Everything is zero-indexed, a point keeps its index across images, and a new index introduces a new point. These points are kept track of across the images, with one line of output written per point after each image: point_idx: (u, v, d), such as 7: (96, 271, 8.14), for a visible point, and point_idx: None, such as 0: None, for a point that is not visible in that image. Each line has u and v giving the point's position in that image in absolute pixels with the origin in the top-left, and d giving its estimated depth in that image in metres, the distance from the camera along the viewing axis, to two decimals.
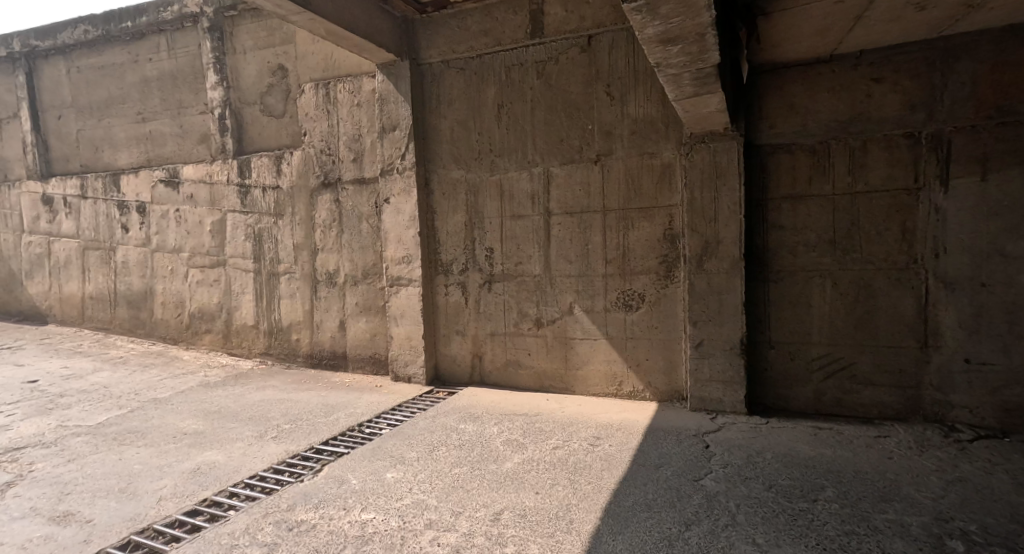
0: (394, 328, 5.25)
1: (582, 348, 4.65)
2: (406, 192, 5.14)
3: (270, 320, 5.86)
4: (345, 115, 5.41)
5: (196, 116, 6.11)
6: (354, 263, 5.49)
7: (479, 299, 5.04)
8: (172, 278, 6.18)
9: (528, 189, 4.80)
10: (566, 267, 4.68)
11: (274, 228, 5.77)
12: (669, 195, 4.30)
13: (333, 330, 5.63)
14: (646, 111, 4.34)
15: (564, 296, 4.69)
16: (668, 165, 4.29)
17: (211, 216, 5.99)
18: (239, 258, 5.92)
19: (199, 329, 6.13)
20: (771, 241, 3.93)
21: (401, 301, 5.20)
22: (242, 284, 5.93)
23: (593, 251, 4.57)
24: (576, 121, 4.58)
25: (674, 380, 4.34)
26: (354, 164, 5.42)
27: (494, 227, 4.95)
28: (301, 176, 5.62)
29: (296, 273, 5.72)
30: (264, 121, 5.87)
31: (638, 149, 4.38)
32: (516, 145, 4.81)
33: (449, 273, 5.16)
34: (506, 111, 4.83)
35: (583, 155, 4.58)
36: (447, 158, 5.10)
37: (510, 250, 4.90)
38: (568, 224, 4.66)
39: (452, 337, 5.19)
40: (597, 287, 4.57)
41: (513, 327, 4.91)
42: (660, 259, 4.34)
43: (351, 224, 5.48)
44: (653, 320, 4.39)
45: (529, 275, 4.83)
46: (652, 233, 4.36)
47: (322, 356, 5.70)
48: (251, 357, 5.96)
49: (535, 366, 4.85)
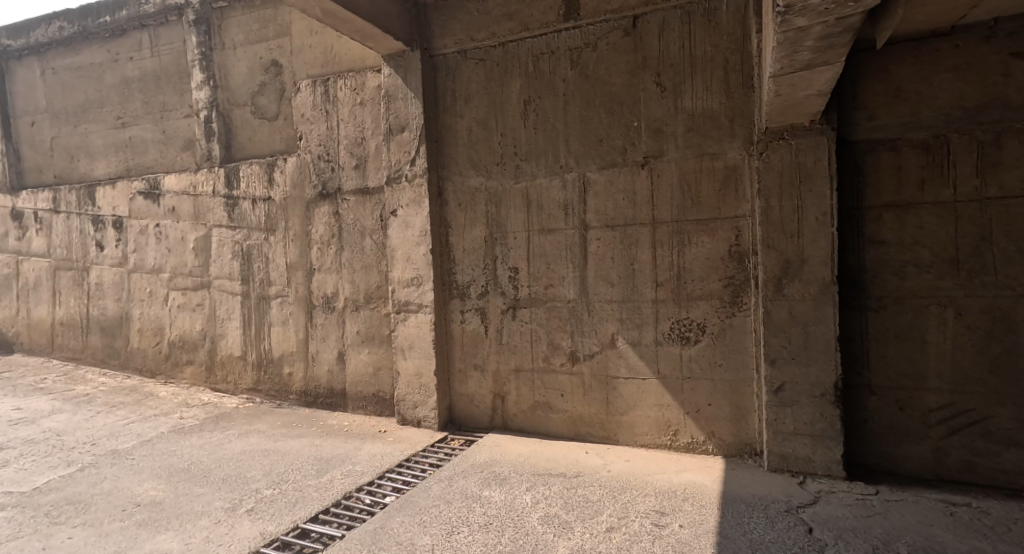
0: (401, 362, 4.50)
1: (627, 390, 3.89)
2: (416, 203, 4.43)
3: (259, 351, 5.12)
4: (346, 116, 4.73)
5: (180, 119, 5.43)
6: (355, 285, 4.77)
7: (502, 329, 4.29)
8: (150, 303, 5.47)
9: (561, 199, 4.07)
10: (607, 291, 3.94)
11: (265, 245, 5.07)
12: (734, 205, 3.57)
13: (330, 363, 4.89)
14: (705, 103, 3.61)
15: (605, 326, 3.95)
16: (733, 168, 3.56)
17: (195, 232, 5.29)
18: (226, 279, 5.21)
19: (179, 361, 5.39)
20: (871, 261, 3.15)
21: (409, 331, 4.46)
22: (228, 310, 5.21)
23: (640, 272, 3.84)
24: (619, 118, 3.87)
25: (744, 430, 3.56)
26: (356, 172, 4.72)
27: (519, 244, 4.21)
28: (296, 186, 4.93)
29: (289, 297, 5.00)
30: (255, 124, 5.19)
31: (696, 150, 3.65)
32: (546, 148, 4.10)
33: (466, 298, 4.42)
34: (534, 107, 4.12)
35: (627, 158, 3.86)
36: (463, 164, 4.39)
37: (539, 271, 4.15)
38: (609, 240, 3.92)
39: (468, 373, 4.42)
40: (645, 315, 3.83)
41: (542, 362, 4.15)
42: (724, 282, 3.61)
43: (352, 240, 4.77)
44: (716, 356, 3.63)
45: (561, 300, 4.09)
46: (714, 250, 3.62)
47: (317, 393, 4.95)
48: (237, 394, 5.21)
49: (568, 410, 4.07)
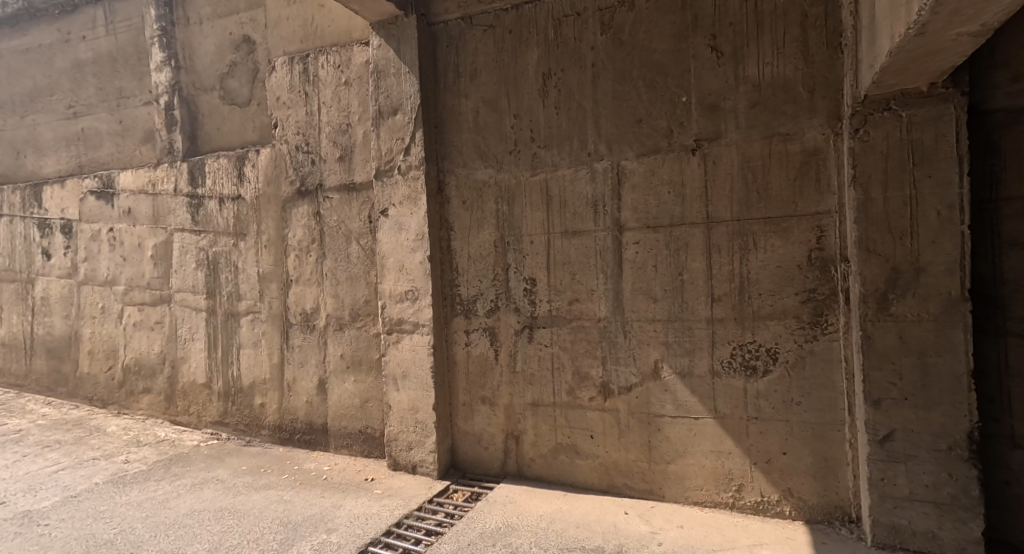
0: (393, 394, 3.74)
1: (675, 432, 3.11)
2: (411, 201, 3.68)
3: (227, 378, 4.35)
4: (328, 98, 3.99)
5: (139, 107, 4.68)
6: (338, 299, 4.01)
7: (516, 353, 3.54)
8: (103, 320, 4.70)
9: (589, 194, 3.33)
10: (648, 307, 3.19)
11: (234, 252, 4.31)
12: (815, 198, 2.78)
13: (309, 393, 4.11)
14: (774, 69, 2.85)
15: (646, 351, 3.20)
16: (813, 151, 2.78)
17: (153, 237, 4.53)
18: (188, 292, 4.44)
19: (134, 389, 4.61)
20: (1013, 270, 2.37)
21: (404, 356, 3.71)
22: (191, 328, 4.44)
23: (691, 285, 3.08)
24: (662, 93, 3.13)
25: (833, 489, 2.76)
26: (340, 165, 3.99)
27: (537, 250, 3.46)
28: (271, 182, 4.20)
29: (262, 314, 4.24)
30: (225, 111, 4.44)
31: (763, 129, 2.88)
32: (570, 131, 3.37)
33: (471, 315, 3.66)
34: (555, 82, 3.38)
35: (673, 142, 3.11)
36: (468, 153, 3.65)
37: (562, 282, 3.40)
38: (649, 245, 3.18)
39: (475, 407, 3.65)
40: (697, 339, 3.07)
41: (566, 394, 3.40)
42: (801, 298, 2.82)
43: (335, 246, 4.01)
44: (792, 392, 2.84)
45: (589, 319, 3.34)
46: (789, 256, 2.85)
47: (294, 429, 4.17)
48: (199, 428, 4.41)
49: (599, 455, 3.31)
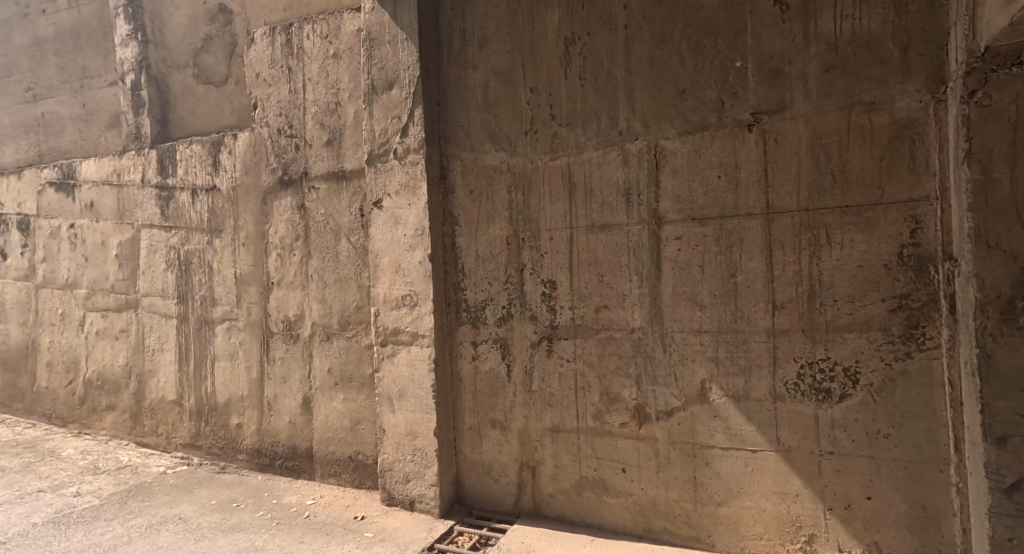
0: (388, 417, 3.22)
1: (727, 468, 2.58)
2: (409, 190, 3.16)
3: (199, 395, 3.82)
4: (314, 73, 3.47)
5: (104, 88, 4.16)
6: (325, 305, 3.48)
7: (532, 369, 3.02)
8: (63, 328, 4.19)
9: (620, 181, 2.81)
10: (693, 316, 2.66)
11: (208, 251, 3.79)
12: (908, 181, 2.24)
13: (292, 413, 3.58)
14: (856, 23, 2.30)
15: (690, 368, 2.67)
16: (905, 123, 2.23)
17: (118, 234, 4.00)
18: (157, 296, 3.92)
19: (97, 406, 4.08)
20: None
21: (400, 371, 3.18)
22: (160, 337, 3.91)
23: (746, 289, 2.55)
24: (711, 57, 2.60)
25: (933, 545, 2.21)
26: (328, 150, 3.46)
27: (558, 248, 2.95)
28: (249, 171, 3.67)
29: (239, 321, 3.71)
30: (199, 92, 3.91)
31: (840, 98, 2.34)
32: (598, 107, 2.85)
33: (479, 324, 3.14)
34: (580, 49, 2.87)
35: (723, 116, 2.58)
36: (477, 135, 3.13)
37: (588, 286, 2.88)
38: (694, 241, 2.65)
39: (483, 431, 3.13)
40: (755, 355, 2.53)
41: (592, 419, 2.88)
42: (890, 306, 2.27)
43: (322, 243, 3.48)
44: (877, 422, 2.29)
45: (620, 329, 2.82)
46: (873, 253, 2.30)
47: (274, 454, 3.63)
48: (169, 452, 3.88)
49: (632, 493, 2.79)
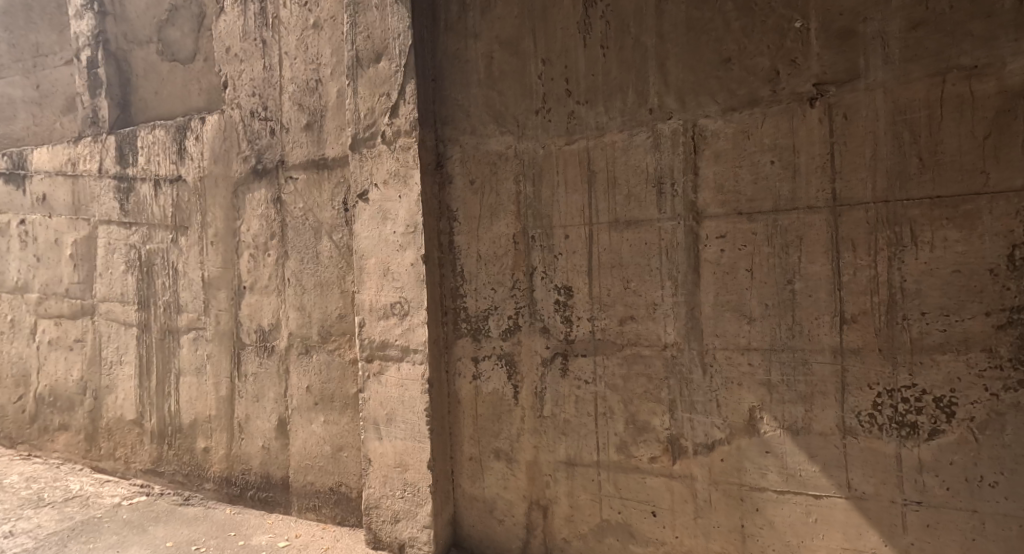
0: (374, 444, 2.76)
1: (782, 517, 2.12)
2: (399, 180, 2.70)
3: (161, 414, 3.36)
4: (292, 45, 3.01)
5: (60, 67, 3.73)
6: (303, 313, 3.02)
7: (543, 390, 2.57)
8: (13, 337, 3.75)
9: (649, 168, 2.35)
10: (739, 330, 2.20)
11: (172, 251, 3.33)
12: (1021, 164, 1.78)
13: (265, 436, 3.12)
14: None
15: (736, 394, 2.21)
16: (1018, 91, 1.77)
17: (72, 231, 3.55)
18: (115, 302, 3.46)
19: (49, 425, 3.65)
20: None
21: (388, 392, 2.72)
22: (118, 348, 3.45)
23: (807, 299, 2.09)
24: (763, 16, 2.14)
25: None
26: (307, 135, 3.01)
27: (574, 248, 2.49)
28: (219, 159, 3.22)
29: (206, 331, 3.25)
30: (164, 70, 3.47)
31: (931, 62, 1.88)
32: (623, 81, 2.40)
33: (482, 337, 2.69)
34: (602, 11, 2.42)
35: (778, 89, 2.12)
36: (479, 115, 2.68)
37: (610, 293, 2.43)
38: (740, 241, 2.20)
39: (486, 463, 2.69)
40: (819, 379, 2.07)
41: (615, 452, 2.43)
42: (996, 321, 1.81)
43: (301, 241, 3.02)
44: (980, 467, 1.83)
45: (650, 346, 2.36)
46: (974, 255, 1.84)
47: (245, 483, 3.17)
48: (128, 478, 3.43)
49: (664, 542, 2.34)
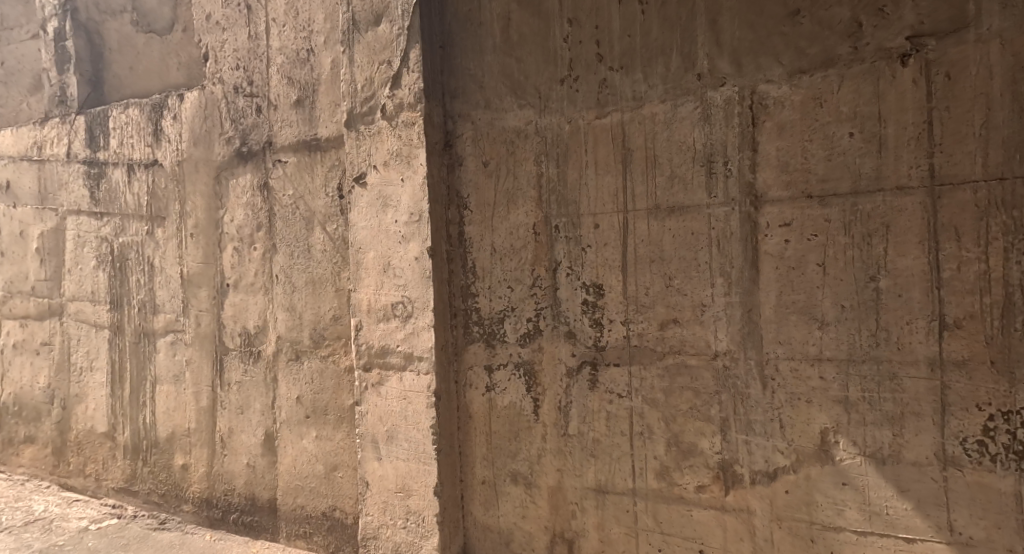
0: (373, 465, 2.40)
1: None
2: (401, 161, 2.33)
3: (136, 427, 3.01)
4: (281, 10, 2.64)
5: (28, 42, 3.39)
6: (292, 315, 2.66)
7: (568, 404, 2.20)
8: None
9: (698, 144, 1.98)
10: (808, 338, 1.83)
11: (148, 244, 2.97)
12: None
13: (250, 453, 2.76)
14: None
15: (804, 414, 1.84)
16: None
17: (39, 224, 3.21)
18: (85, 300, 3.11)
19: (15, 437, 3.31)
20: None
21: (388, 406, 2.36)
22: (88, 353, 3.10)
23: (896, 300, 1.71)
24: None
25: None
26: (297, 112, 2.64)
27: (606, 239, 2.12)
28: (199, 141, 2.86)
29: (185, 334, 2.90)
30: (139, 43, 3.12)
31: None
32: (666, 42, 2.03)
33: (496, 343, 2.33)
34: None
35: (860, 45, 1.75)
36: (495, 87, 2.31)
37: (648, 292, 2.06)
38: (810, 229, 1.82)
39: (502, 488, 2.33)
40: (911, 398, 1.70)
41: (655, 479, 2.06)
42: None
43: (289, 233, 2.66)
44: None
45: (697, 355, 1.99)
46: None
47: (228, 506, 2.82)
48: (100, 497, 3.09)
49: None
